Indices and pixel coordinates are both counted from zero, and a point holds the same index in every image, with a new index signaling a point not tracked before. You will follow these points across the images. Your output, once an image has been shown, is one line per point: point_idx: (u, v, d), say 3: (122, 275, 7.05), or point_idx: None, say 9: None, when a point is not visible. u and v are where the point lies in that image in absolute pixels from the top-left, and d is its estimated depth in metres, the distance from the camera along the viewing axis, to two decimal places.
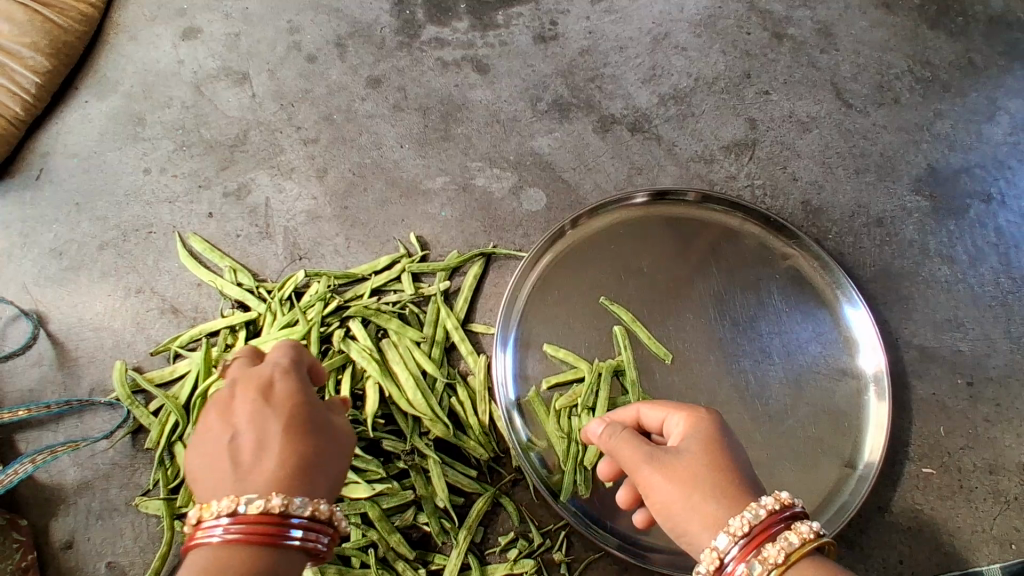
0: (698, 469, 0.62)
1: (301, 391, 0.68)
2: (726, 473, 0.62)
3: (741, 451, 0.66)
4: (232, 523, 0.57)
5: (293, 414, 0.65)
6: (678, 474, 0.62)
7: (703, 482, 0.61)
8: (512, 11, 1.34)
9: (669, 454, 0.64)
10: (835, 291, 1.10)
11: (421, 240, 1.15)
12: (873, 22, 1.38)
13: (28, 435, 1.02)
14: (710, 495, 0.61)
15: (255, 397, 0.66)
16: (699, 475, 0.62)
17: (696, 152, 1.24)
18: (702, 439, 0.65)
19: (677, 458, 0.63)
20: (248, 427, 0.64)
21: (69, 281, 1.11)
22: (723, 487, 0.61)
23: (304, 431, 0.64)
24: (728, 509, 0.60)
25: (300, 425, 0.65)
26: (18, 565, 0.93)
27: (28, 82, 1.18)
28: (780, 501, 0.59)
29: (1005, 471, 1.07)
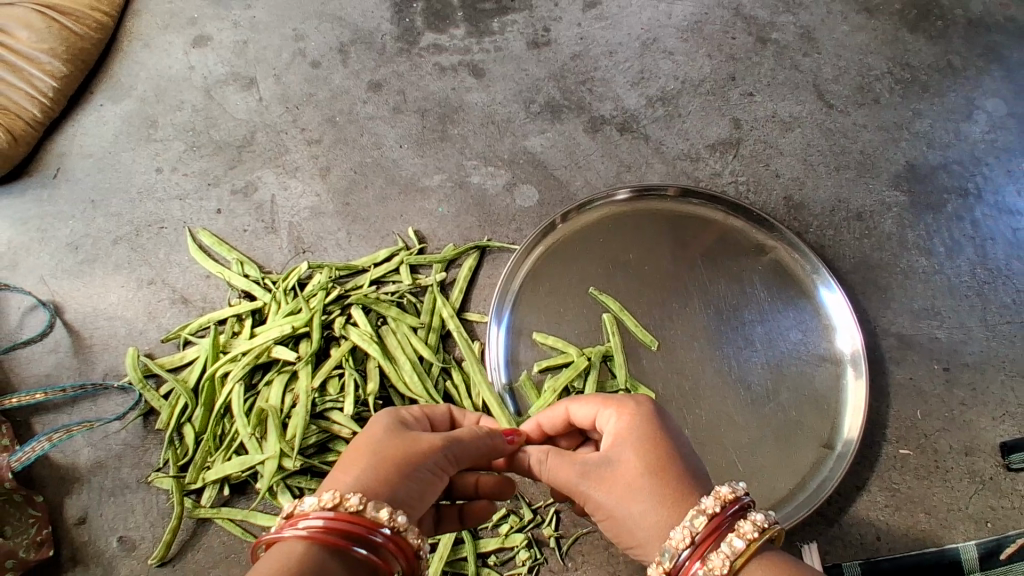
0: (631, 477, 0.65)
1: (397, 415, 0.71)
2: (660, 476, 0.64)
3: (675, 445, 0.67)
4: (300, 520, 0.56)
5: (376, 425, 0.67)
6: (612, 487, 0.65)
7: (636, 490, 0.64)
8: (507, 19, 1.41)
9: (601, 469, 0.67)
10: (813, 278, 1.15)
11: (419, 234, 1.20)
12: (854, 27, 1.44)
13: (45, 418, 1.08)
14: (646, 501, 0.63)
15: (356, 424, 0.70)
16: (633, 485, 0.64)
17: (683, 151, 1.30)
18: (633, 443, 0.67)
19: (611, 470, 0.66)
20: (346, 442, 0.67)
21: (85, 273, 1.17)
22: (659, 491, 0.63)
23: (381, 437, 0.65)
24: (668, 518, 0.62)
25: (381, 433, 0.66)
26: (34, 539, 0.98)
27: (47, 86, 1.25)
28: (721, 500, 0.61)
29: (980, 452, 1.11)
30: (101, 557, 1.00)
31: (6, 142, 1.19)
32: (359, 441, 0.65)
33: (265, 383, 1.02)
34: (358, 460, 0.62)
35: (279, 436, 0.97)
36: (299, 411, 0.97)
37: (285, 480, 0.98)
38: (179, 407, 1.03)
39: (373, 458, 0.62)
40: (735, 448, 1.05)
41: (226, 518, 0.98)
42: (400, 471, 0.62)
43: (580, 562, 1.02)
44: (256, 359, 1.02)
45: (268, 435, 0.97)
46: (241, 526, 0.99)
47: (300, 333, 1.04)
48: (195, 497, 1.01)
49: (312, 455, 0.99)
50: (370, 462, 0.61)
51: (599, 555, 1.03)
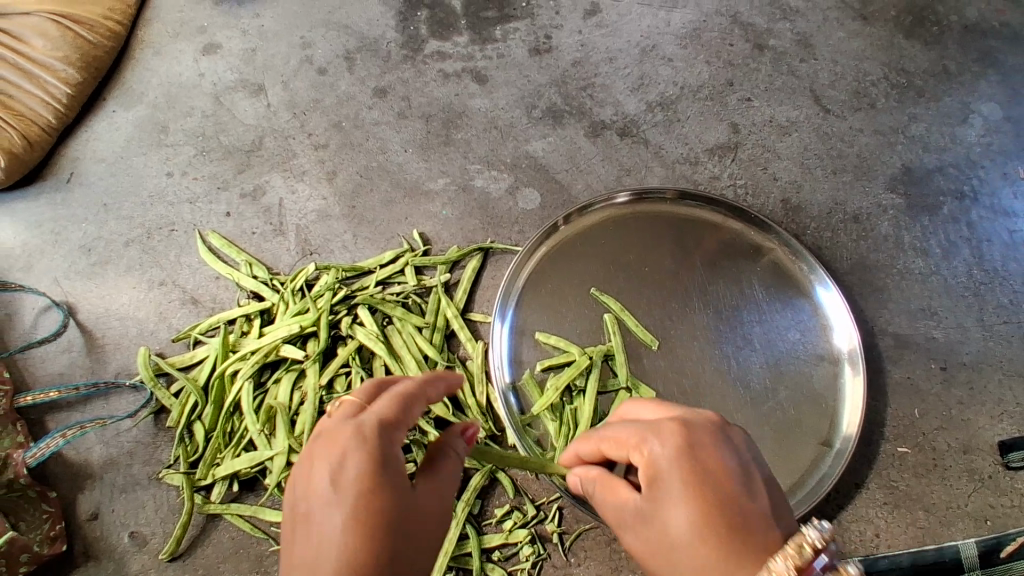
0: (675, 538, 0.58)
1: (387, 464, 0.58)
2: (710, 538, 0.56)
3: (722, 489, 0.59)
4: None
5: (373, 493, 0.55)
6: (658, 544, 0.59)
7: (683, 555, 0.57)
8: (509, 26, 1.44)
9: (647, 524, 0.61)
10: (810, 279, 1.18)
11: (424, 236, 1.23)
12: (850, 33, 1.47)
13: (58, 416, 1.10)
14: (695, 566, 0.56)
15: (341, 468, 0.56)
16: (678, 547, 0.58)
17: (682, 155, 1.32)
18: (674, 493, 0.59)
19: (661, 528, 0.59)
20: (336, 499, 0.54)
21: (98, 274, 1.20)
22: (718, 555, 0.55)
23: (385, 515, 0.55)
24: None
25: (382, 508, 0.55)
26: (48, 534, 1.00)
27: (62, 93, 1.28)
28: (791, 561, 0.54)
29: (978, 450, 1.12)
30: (113, 552, 1.02)
31: (22, 147, 1.23)
32: (359, 523, 0.54)
33: (274, 381, 1.04)
34: (363, 556, 0.52)
35: (288, 432, 0.99)
36: (308, 408, 1.00)
37: (293, 476, 1.00)
38: (189, 405, 1.05)
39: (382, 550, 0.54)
40: None
41: (235, 513, 1.01)
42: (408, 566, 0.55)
43: (583, 557, 1.04)
44: (265, 358, 1.04)
45: (277, 432, 1.00)
46: (250, 522, 1.02)
47: (308, 333, 1.07)
48: (204, 493, 1.02)
49: None
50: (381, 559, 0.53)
51: (602, 551, 1.04)
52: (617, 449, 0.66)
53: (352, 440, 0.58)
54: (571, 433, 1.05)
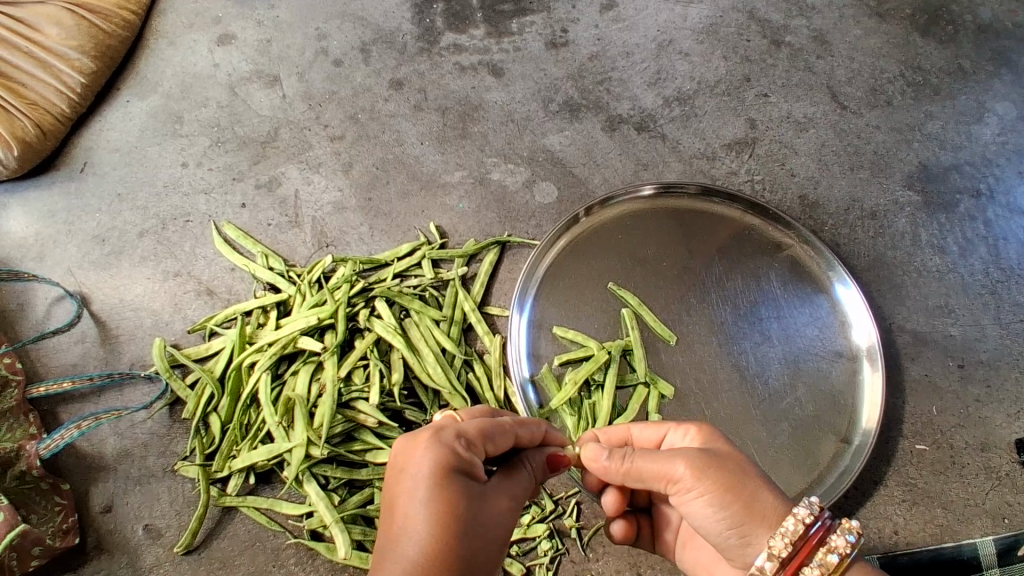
0: (732, 460, 0.68)
1: (463, 478, 0.62)
2: (756, 470, 0.68)
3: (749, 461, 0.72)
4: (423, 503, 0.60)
5: (452, 498, 0.60)
6: (717, 462, 0.66)
7: (738, 468, 0.67)
8: (525, 20, 1.44)
9: (706, 450, 0.68)
10: (828, 275, 1.17)
11: (440, 229, 1.22)
12: (866, 31, 1.46)
13: (72, 407, 1.09)
14: (753, 481, 0.66)
15: (422, 477, 0.61)
16: (728, 461, 0.67)
17: (699, 150, 1.32)
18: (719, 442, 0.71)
19: (716, 454, 0.68)
20: (421, 496, 0.60)
21: (111, 265, 1.19)
22: (758, 475, 0.67)
23: (458, 520, 0.60)
24: (775, 499, 0.65)
25: (461, 519, 0.60)
26: (60, 527, 0.99)
27: (75, 82, 1.27)
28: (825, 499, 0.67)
29: (996, 448, 1.12)
30: (126, 545, 1.01)
31: (35, 135, 1.21)
32: (437, 523, 0.59)
33: (291, 372, 1.03)
34: (438, 544, 0.58)
35: (307, 425, 0.97)
36: (326, 400, 0.98)
37: (310, 468, 0.98)
38: (205, 396, 1.03)
39: (461, 541, 0.59)
40: (755, 443, 1.06)
41: (251, 506, 0.99)
42: (478, 561, 0.60)
43: (601, 553, 1.03)
44: (282, 350, 1.03)
45: (296, 424, 0.98)
46: (266, 515, 1.00)
47: (326, 325, 1.05)
48: (220, 485, 1.01)
49: (339, 444, 0.99)
50: (457, 552, 0.59)
51: (620, 546, 1.04)
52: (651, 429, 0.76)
53: (433, 453, 0.62)
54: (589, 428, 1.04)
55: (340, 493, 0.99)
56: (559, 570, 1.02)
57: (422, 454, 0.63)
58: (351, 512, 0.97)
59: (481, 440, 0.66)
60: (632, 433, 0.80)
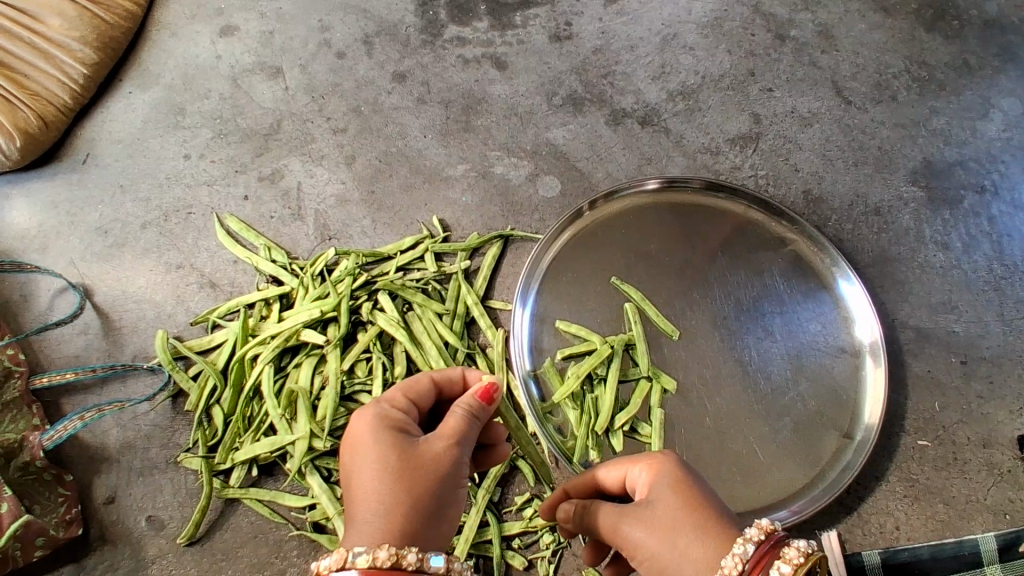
0: (667, 513, 0.65)
1: (394, 431, 0.67)
2: (695, 516, 0.64)
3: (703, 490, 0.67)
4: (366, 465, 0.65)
5: (385, 448, 0.65)
6: (655, 521, 0.65)
7: (676, 527, 0.64)
8: (529, 13, 1.43)
9: (642, 511, 0.66)
10: (832, 271, 1.16)
11: (443, 222, 1.22)
12: (871, 26, 1.46)
13: (74, 399, 1.09)
14: (687, 536, 0.63)
15: (361, 446, 0.66)
16: (661, 518, 0.65)
17: (703, 145, 1.31)
18: (668, 482, 0.67)
19: (650, 512, 0.65)
20: (358, 457, 0.66)
21: (114, 257, 1.19)
22: (695, 527, 0.63)
23: (394, 464, 0.64)
24: (709, 546, 0.62)
25: (398, 469, 0.64)
26: (63, 518, 0.99)
27: (78, 73, 1.26)
28: (763, 530, 0.61)
29: (998, 445, 1.12)
30: (129, 537, 1.01)
31: (38, 127, 1.21)
32: (373, 474, 0.64)
33: (295, 365, 1.03)
34: (380, 491, 0.63)
35: (310, 417, 0.98)
36: (330, 393, 0.98)
37: (313, 461, 0.99)
38: (208, 388, 1.03)
39: (402, 479, 0.63)
40: (756, 438, 1.06)
41: (255, 498, 1.00)
42: (427, 501, 0.64)
43: None
44: (286, 342, 1.03)
45: (299, 417, 0.98)
46: (269, 507, 1.01)
47: (328, 318, 1.05)
48: (223, 477, 1.02)
49: (342, 436, 1.00)
50: (400, 491, 0.63)
51: None
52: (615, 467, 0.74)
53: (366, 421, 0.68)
54: (591, 422, 1.04)
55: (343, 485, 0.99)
56: (561, 564, 1.02)
57: (351, 429, 0.69)
58: None
59: (404, 396, 0.72)
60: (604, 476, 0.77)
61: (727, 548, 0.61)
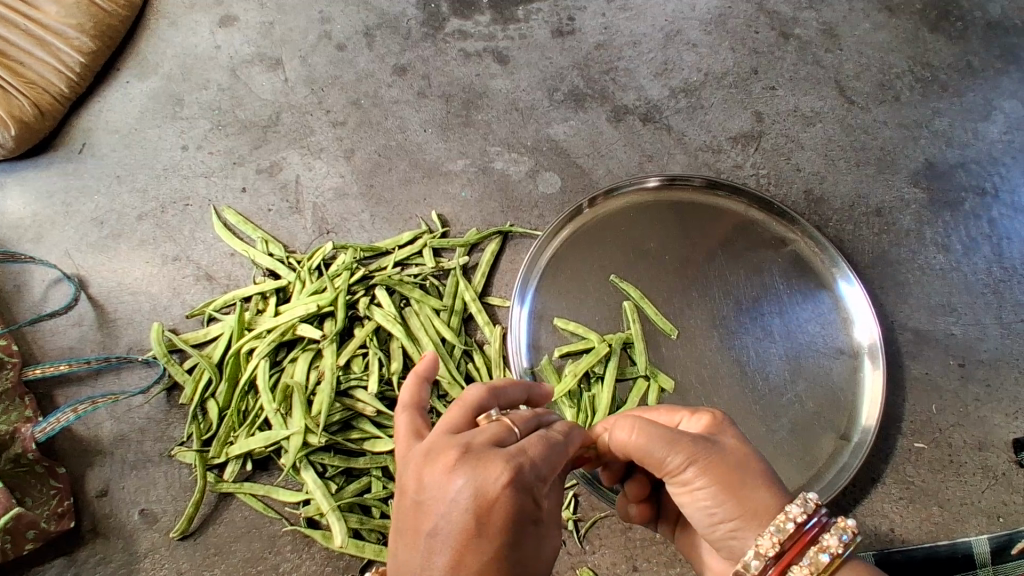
0: (733, 456, 0.65)
1: (525, 518, 0.54)
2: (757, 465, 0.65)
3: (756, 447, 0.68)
4: (474, 542, 0.52)
5: (510, 540, 0.53)
6: (722, 462, 0.64)
7: (741, 477, 0.63)
8: (532, 7, 1.42)
9: (708, 446, 0.65)
10: (832, 272, 1.16)
11: (442, 218, 1.21)
12: (876, 25, 1.45)
13: (68, 391, 1.09)
14: (750, 481, 0.63)
15: (484, 512, 0.52)
16: (728, 458, 0.64)
17: (705, 143, 1.31)
18: (733, 436, 0.67)
19: (716, 448, 0.65)
20: (456, 484, 0.53)
21: (109, 247, 1.18)
22: (759, 475, 0.64)
23: (507, 532, 0.52)
24: (771, 495, 0.63)
25: (512, 562, 0.53)
26: (55, 510, 0.98)
27: (75, 62, 1.25)
28: (806, 512, 0.61)
29: (994, 447, 1.12)
30: (122, 529, 1.01)
31: (33, 115, 1.20)
32: (471, 526, 0.52)
33: (290, 360, 1.02)
34: (484, 553, 0.52)
35: (305, 412, 0.97)
36: (325, 388, 0.98)
37: (308, 456, 0.98)
38: (203, 381, 1.02)
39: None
40: (753, 438, 1.05)
41: (248, 492, 0.99)
42: None
43: (597, 545, 1.03)
44: (281, 337, 1.02)
45: (293, 411, 0.97)
46: (262, 501, 1.00)
47: (325, 312, 1.04)
48: (217, 471, 1.01)
49: (336, 432, 0.99)
50: None
51: (616, 538, 1.04)
52: (662, 416, 0.75)
53: (498, 489, 0.52)
54: (588, 421, 1.03)
55: (338, 481, 0.98)
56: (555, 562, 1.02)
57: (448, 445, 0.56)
58: (348, 501, 0.97)
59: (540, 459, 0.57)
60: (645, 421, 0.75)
61: (784, 500, 0.63)
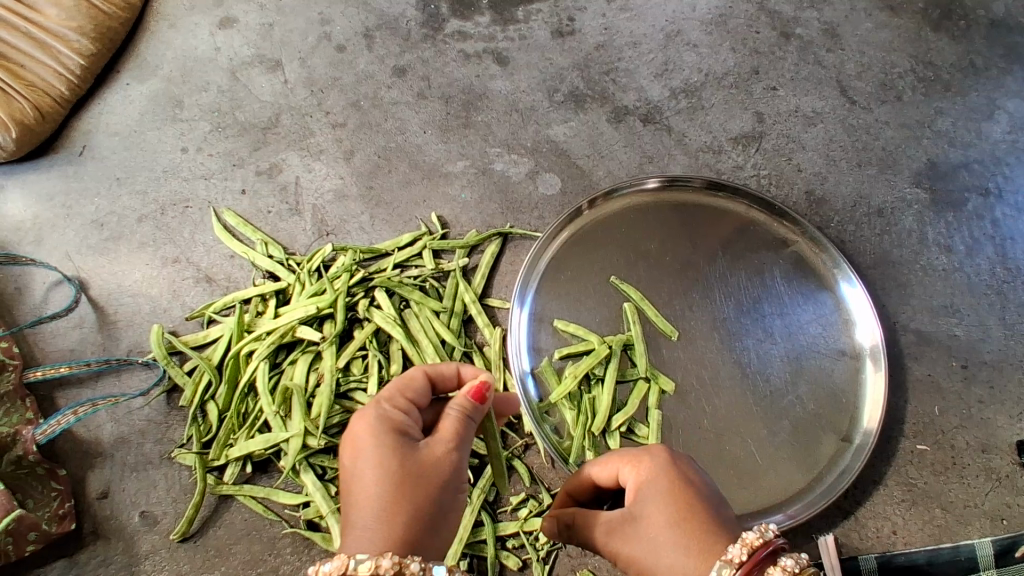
0: (654, 530, 0.66)
1: (398, 432, 0.70)
2: (684, 531, 0.65)
3: (691, 498, 0.68)
4: (364, 479, 0.66)
5: (384, 457, 0.67)
6: (640, 544, 0.67)
7: (666, 533, 0.66)
8: (532, 8, 1.41)
9: (629, 530, 0.68)
10: (834, 273, 1.15)
11: (442, 219, 1.21)
12: (877, 25, 1.44)
13: (69, 393, 1.09)
14: (673, 551, 0.64)
15: (360, 456, 0.68)
16: (649, 535, 0.67)
17: (706, 143, 1.30)
18: (661, 489, 0.68)
19: (636, 528, 0.68)
20: (344, 455, 0.70)
21: (109, 249, 1.18)
22: (685, 540, 0.65)
23: (380, 454, 0.67)
24: (700, 556, 0.63)
25: (395, 470, 0.67)
26: (56, 512, 0.98)
27: (75, 65, 1.25)
28: (748, 549, 0.61)
29: (997, 449, 1.11)
30: (123, 531, 1.01)
31: (34, 117, 1.20)
32: (353, 471, 0.68)
33: (290, 362, 1.02)
34: (371, 484, 0.66)
35: (304, 415, 0.97)
36: (325, 390, 0.98)
37: (308, 458, 0.98)
38: (203, 383, 1.02)
39: (400, 485, 0.66)
40: (754, 440, 1.05)
41: (248, 494, 0.99)
42: (428, 496, 0.67)
43: None
44: (280, 339, 1.02)
45: (293, 414, 0.98)
46: (262, 504, 1.00)
47: (325, 314, 1.04)
48: (217, 473, 1.01)
49: (336, 434, 0.99)
50: (397, 496, 0.65)
51: None
52: (603, 473, 0.75)
53: (366, 427, 0.70)
54: (588, 423, 1.03)
55: (337, 483, 0.98)
56: (556, 564, 1.01)
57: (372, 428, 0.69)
58: None
59: (402, 394, 0.74)
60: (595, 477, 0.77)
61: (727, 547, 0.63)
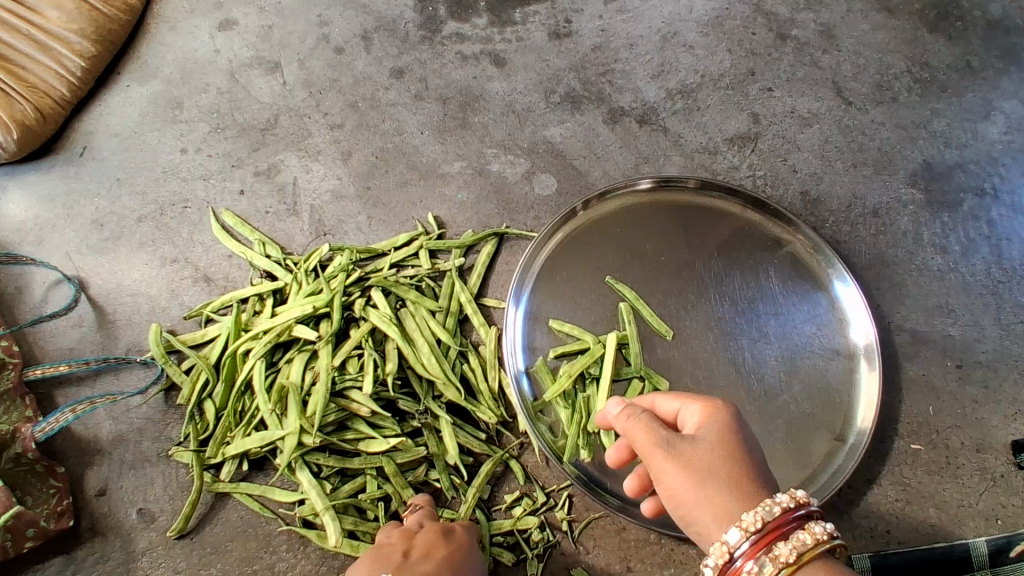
0: (709, 458, 0.67)
1: None
2: (738, 475, 0.66)
3: (749, 450, 0.69)
4: None
5: None
6: (688, 464, 0.67)
7: (717, 469, 0.66)
8: (529, 9, 1.42)
9: (682, 446, 0.68)
10: (828, 273, 1.15)
11: (438, 220, 1.22)
12: (874, 26, 1.44)
13: (68, 391, 1.10)
14: (720, 484, 0.66)
15: None
16: (700, 462, 0.67)
17: (701, 144, 1.31)
18: (719, 430, 0.69)
19: (693, 447, 0.68)
20: None
21: (109, 250, 1.19)
22: (733, 481, 0.66)
23: None
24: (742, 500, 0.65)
25: None
26: (54, 509, 0.99)
27: (76, 66, 1.27)
28: (795, 500, 0.63)
29: (992, 449, 1.11)
30: (120, 529, 1.02)
31: (35, 119, 1.22)
32: None
33: (286, 360, 1.03)
34: None
35: (300, 413, 0.98)
36: (320, 388, 0.98)
37: (303, 456, 0.99)
38: (200, 382, 1.03)
39: None
40: None
41: (245, 492, 1.00)
42: None
43: (592, 546, 1.03)
44: (277, 338, 1.03)
45: (289, 412, 0.99)
46: (258, 501, 1.01)
47: (321, 313, 1.05)
48: (213, 471, 1.02)
49: (331, 432, 1.00)
50: None
51: (610, 539, 1.04)
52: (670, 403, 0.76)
53: None
54: (583, 422, 1.03)
55: (333, 481, 0.99)
56: (549, 563, 1.02)
57: None
58: (344, 501, 0.98)
59: None
60: (657, 404, 0.78)
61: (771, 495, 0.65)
